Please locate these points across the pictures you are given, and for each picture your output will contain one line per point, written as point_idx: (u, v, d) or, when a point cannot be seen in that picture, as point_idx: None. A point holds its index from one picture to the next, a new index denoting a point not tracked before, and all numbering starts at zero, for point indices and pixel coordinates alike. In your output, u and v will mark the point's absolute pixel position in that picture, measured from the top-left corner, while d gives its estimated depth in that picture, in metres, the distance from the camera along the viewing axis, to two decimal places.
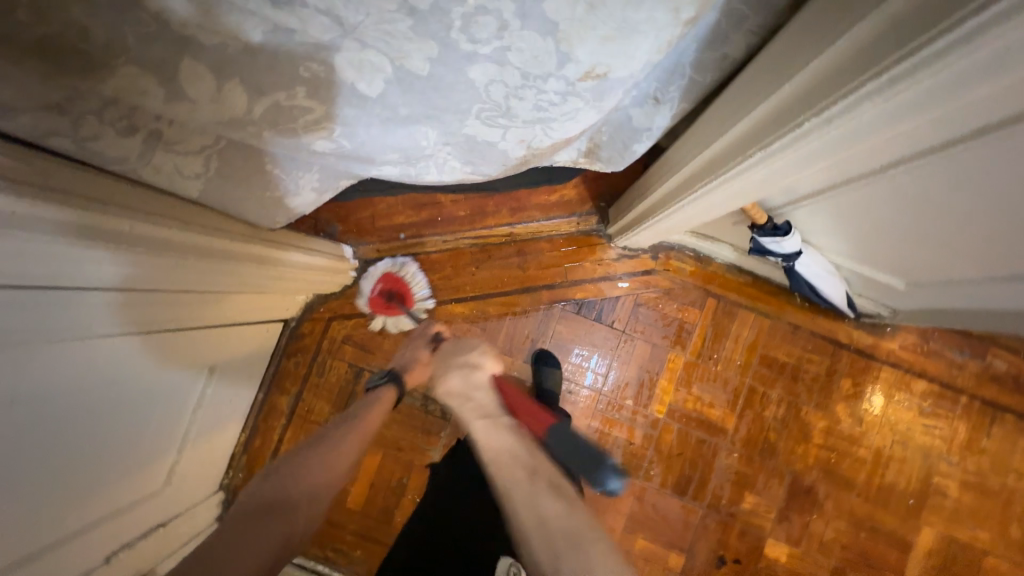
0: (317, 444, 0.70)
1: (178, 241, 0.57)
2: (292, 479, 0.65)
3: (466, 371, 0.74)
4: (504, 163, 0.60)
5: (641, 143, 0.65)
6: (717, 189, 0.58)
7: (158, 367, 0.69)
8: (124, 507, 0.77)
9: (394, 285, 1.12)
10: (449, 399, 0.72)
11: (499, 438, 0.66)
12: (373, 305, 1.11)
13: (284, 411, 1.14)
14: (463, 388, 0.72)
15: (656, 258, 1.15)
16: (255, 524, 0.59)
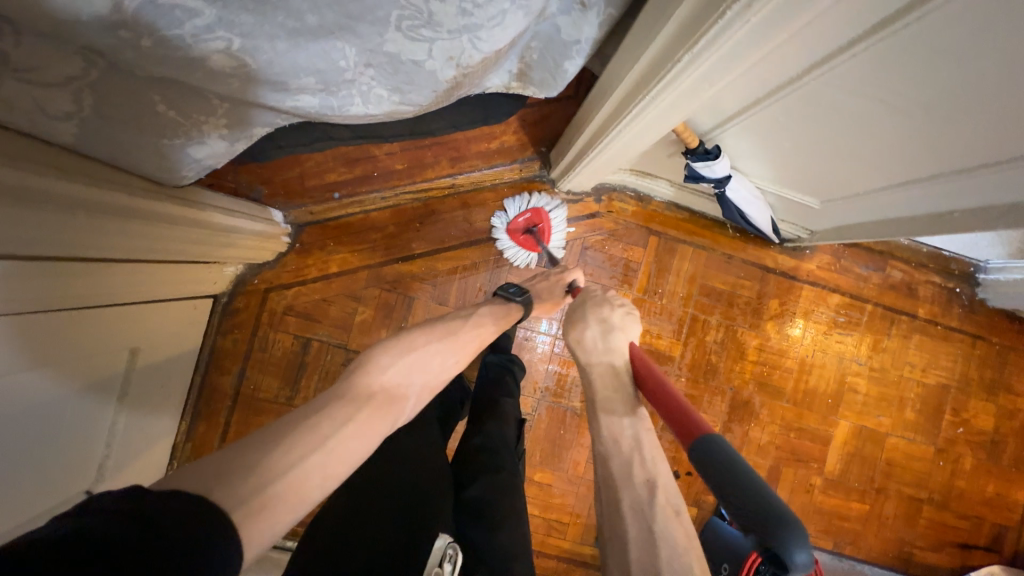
0: (448, 344, 0.75)
1: (57, 193, 0.50)
2: (414, 374, 0.70)
3: (607, 328, 0.73)
4: (435, 88, 0.57)
5: (571, 61, 0.64)
6: (649, 108, 0.60)
7: (63, 350, 0.62)
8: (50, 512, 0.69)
9: (541, 223, 1.10)
10: (590, 358, 0.71)
11: (619, 421, 0.63)
12: (511, 232, 1.10)
13: (228, 392, 1.07)
14: (597, 344, 0.71)
15: (599, 200, 1.17)
16: (374, 409, 0.61)
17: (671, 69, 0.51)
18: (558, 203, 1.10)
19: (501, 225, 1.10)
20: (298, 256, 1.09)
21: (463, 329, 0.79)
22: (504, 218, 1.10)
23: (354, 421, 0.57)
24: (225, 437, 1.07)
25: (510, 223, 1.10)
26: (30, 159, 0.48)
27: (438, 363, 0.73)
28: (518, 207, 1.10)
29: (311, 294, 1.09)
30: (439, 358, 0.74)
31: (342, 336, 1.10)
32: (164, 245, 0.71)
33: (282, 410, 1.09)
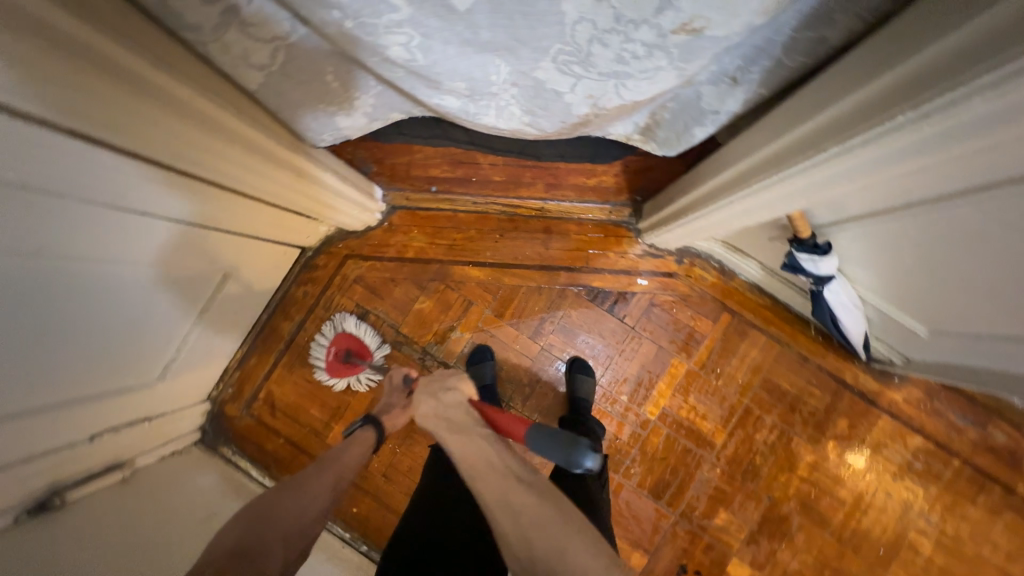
0: (288, 488, 0.66)
1: (224, 125, 0.59)
2: (260, 523, 0.60)
3: (436, 392, 0.68)
4: (564, 118, 0.60)
5: (700, 127, 0.65)
6: (767, 191, 0.59)
7: (173, 254, 0.71)
8: (109, 393, 0.78)
9: (351, 343, 1.12)
10: (425, 424, 0.67)
11: (469, 450, 0.62)
12: (331, 369, 1.11)
13: (284, 337, 1.14)
14: (436, 408, 0.66)
15: (680, 262, 1.13)
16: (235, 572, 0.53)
17: (798, 161, 0.51)
18: (339, 319, 1.12)
19: (321, 368, 1.12)
20: (383, 234, 1.16)
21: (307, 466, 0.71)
22: (320, 362, 1.12)
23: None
24: (268, 377, 1.14)
25: (328, 363, 1.11)
26: (219, 102, 0.57)
27: (302, 504, 0.65)
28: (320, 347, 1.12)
29: (382, 271, 1.15)
30: (306, 496, 0.66)
31: (397, 319, 1.15)
32: (227, 172, 0.64)
33: (324, 369, 1.14)
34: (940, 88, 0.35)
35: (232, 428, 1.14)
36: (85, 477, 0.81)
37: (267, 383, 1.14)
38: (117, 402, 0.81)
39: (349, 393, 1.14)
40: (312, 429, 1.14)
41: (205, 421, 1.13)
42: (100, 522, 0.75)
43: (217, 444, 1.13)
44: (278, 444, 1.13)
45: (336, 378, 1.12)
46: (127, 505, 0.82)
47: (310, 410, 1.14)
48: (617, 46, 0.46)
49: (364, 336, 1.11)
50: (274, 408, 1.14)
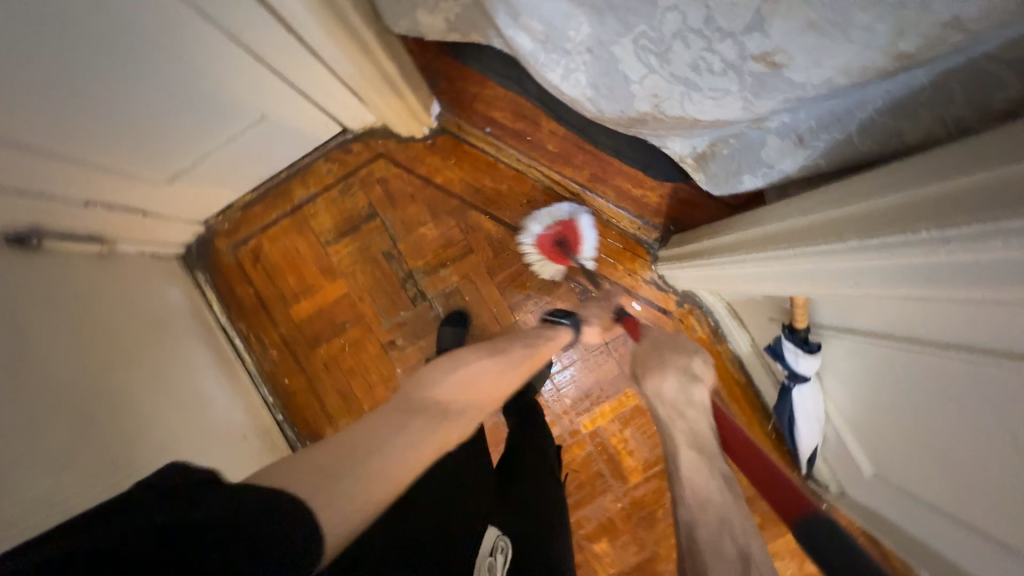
0: (493, 366, 0.78)
1: None
2: (457, 390, 0.71)
3: (684, 382, 0.78)
4: (624, 107, 0.60)
5: (749, 174, 0.63)
6: (779, 258, 0.58)
7: (212, 66, 0.73)
8: (107, 167, 0.81)
9: (572, 233, 1.08)
10: (664, 410, 0.77)
11: (706, 485, 0.66)
12: (537, 244, 1.10)
13: (293, 201, 1.17)
14: (675, 398, 0.77)
15: (680, 304, 1.11)
16: (424, 413, 0.63)
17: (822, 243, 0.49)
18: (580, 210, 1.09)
19: (529, 238, 1.10)
20: (422, 149, 1.15)
21: (505, 355, 0.82)
22: (532, 233, 1.10)
23: (416, 429, 0.58)
24: (263, 230, 1.17)
25: (537, 238, 1.09)
26: None
27: (487, 379, 0.76)
28: (540, 222, 1.10)
29: (406, 183, 1.16)
30: (470, 367, 0.76)
31: (399, 233, 1.16)
32: (319, 39, 0.73)
33: (315, 247, 1.17)
34: (975, 217, 0.33)
35: (213, 260, 1.18)
36: (73, 235, 0.87)
37: (259, 235, 1.17)
38: (118, 179, 0.85)
39: (327, 278, 1.17)
40: (281, 294, 1.17)
41: (194, 242, 1.18)
42: (66, 286, 0.83)
43: (194, 267, 1.17)
44: (245, 293, 1.18)
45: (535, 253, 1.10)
46: (98, 284, 0.90)
47: (286, 277, 1.17)
48: (699, 50, 0.44)
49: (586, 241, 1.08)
50: (256, 259, 1.17)
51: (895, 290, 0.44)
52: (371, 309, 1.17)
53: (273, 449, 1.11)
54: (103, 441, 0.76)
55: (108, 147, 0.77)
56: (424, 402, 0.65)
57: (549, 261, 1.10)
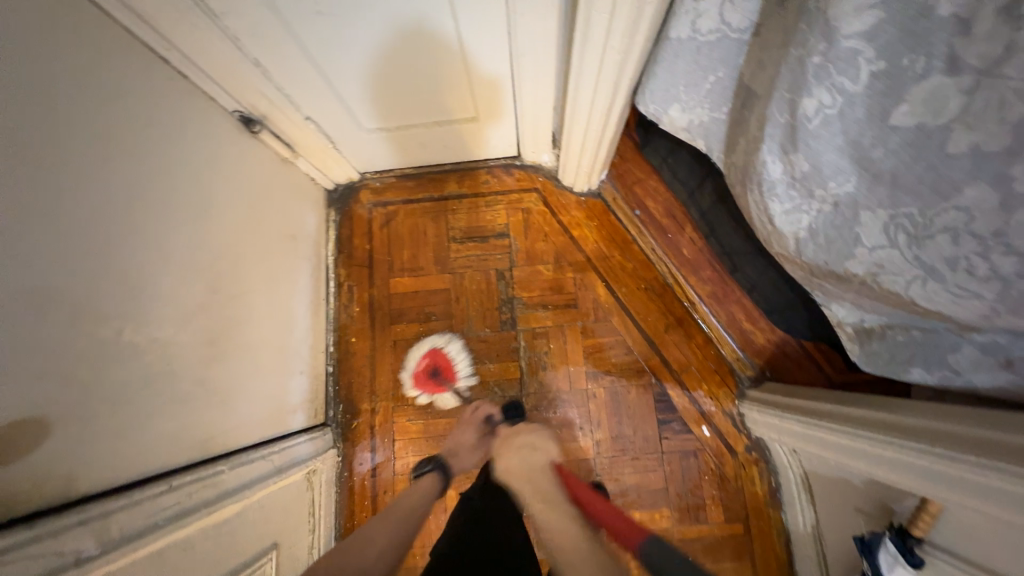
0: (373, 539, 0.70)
1: (609, 61, 0.71)
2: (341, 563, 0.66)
3: (528, 454, 0.89)
4: (832, 261, 0.63)
5: (921, 369, 0.64)
6: (924, 452, 0.59)
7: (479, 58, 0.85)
8: (341, 96, 0.92)
9: (442, 361, 1.16)
10: (522, 481, 0.83)
11: (564, 528, 0.69)
12: (417, 383, 1.16)
13: (442, 191, 1.26)
14: (523, 469, 0.85)
15: (747, 450, 1.10)
16: None
17: (997, 462, 0.49)
18: (456, 342, 1.17)
19: (406, 377, 1.16)
20: (573, 202, 1.24)
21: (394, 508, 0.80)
22: (409, 369, 1.17)
23: None
24: (405, 202, 1.25)
25: (415, 372, 1.16)
26: (648, 36, 0.67)
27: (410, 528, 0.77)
28: (415, 359, 1.17)
29: (546, 223, 1.23)
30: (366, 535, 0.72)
31: (519, 261, 1.21)
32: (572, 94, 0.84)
33: (440, 237, 1.23)
34: None
35: (350, 207, 1.25)
36: (280, 137, 0.97)
37: (399, 205, 1.25)
38: (339, 111, 0.96)
39: (436, 269, 1.21)
40: (390, 262, 1.22)
41: (342, 185, 1.26)
42: (251, 172, 0.90)
43: (331, 204, 1.25)
44: (362, 246, 1.23)
45: (423, 394, 1.15)
46: (273, 183, 0.98)
47: (402, 249, 1.23)
48: (966, 251, 0.47)
49: (460, 360, 1.16)
50: (386, 223, 1.24)
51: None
52: (461, 313, 1.19)
53: (315, 397, 1.09)
54: (218, 322, 0.77)
55: (349, 81, 0.88)
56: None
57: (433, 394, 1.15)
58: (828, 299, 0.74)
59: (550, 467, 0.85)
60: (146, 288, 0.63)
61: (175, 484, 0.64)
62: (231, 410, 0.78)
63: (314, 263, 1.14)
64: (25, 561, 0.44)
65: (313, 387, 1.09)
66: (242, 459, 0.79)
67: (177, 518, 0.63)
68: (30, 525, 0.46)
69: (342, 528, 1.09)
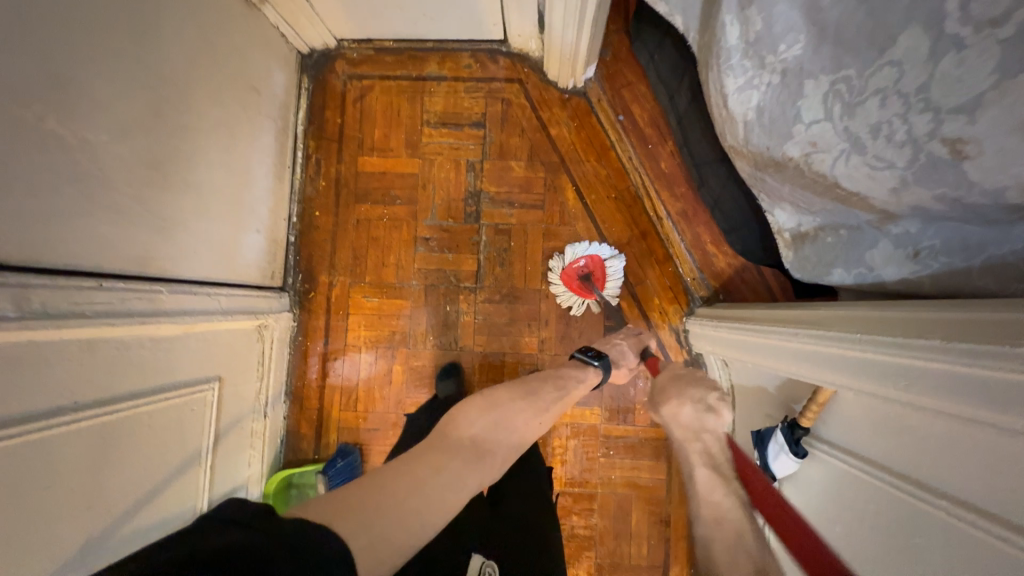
0: (501, 420, 0.78)
1: None
2: (499, 427, 0.77)
3: (699, 410, 0.84)
4: (773, 146, 0.60)
5: (841, 270, 0.64)
6: (832, 339, 0.61)
7: None
8: None
9: (598, 272, 1.11)
10: (676, 427, 0.84)
11: (720, 503, 0.67)
12: (565, 277, 1.12)
13: (421, 71, 1.20)
14: (692, 425, 0.82)
15: (683, 365, 1.14)
16: (466, 453, 0.70)
17: (892, 336, 0.51)
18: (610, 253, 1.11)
19: (558, 267, 1.12)
20: (555, 99, 1.19)
21: (543, 390, 0.86)
22: (560, 263, 1.12)
23: (456, 471, 0.66)
24: (383, 78, 1.20)
25: (566, 268, 1.11)
26: None
27: (518, 424, 0.80)
28: (568, 258, 1.12)
29: (526, 118, 1.19)
30: (517, 426, 0.80)
31: (492, 154, 1.18)
32: None
33: (415, 119, 1.19)
34: None
35: (325, 75, 1.20)
36: None
37: (376, 81, 1.20)
38: None
39: (407, 152, 1.19)
40: (362, 139, 1.19)
41: (319, 50, 1.20)
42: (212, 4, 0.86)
43: (305, 70, 1.20)
44: (334, 119, 1.20)
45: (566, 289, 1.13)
46: (236, 25, 0.93)
47: (376, 128, 1.20)
48: (891, 113, 0.44)
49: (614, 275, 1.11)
50: (360, 98, 1.20)
51: (936, 405, 0.47)
52: (426, 199, 1.18)
53: (272, 260, 1.12)
54: (163, 147, 0.77)
55: None
56: (457, 444, 0.71)
57: (576, 294, 1.12)
58: (772, 204, 0.71)
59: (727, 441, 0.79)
60: (78, 84, 0.61)
61: (106, 286, 0.67)
62: (176, 241, 0.81)
63: (280, 126, 1.12)
64: None
65: (271, 249, 1.11)
66: (185, 288, 0.82)
67: (104, 316, 0.66)
68: None
69: (292, 385, 1.16)
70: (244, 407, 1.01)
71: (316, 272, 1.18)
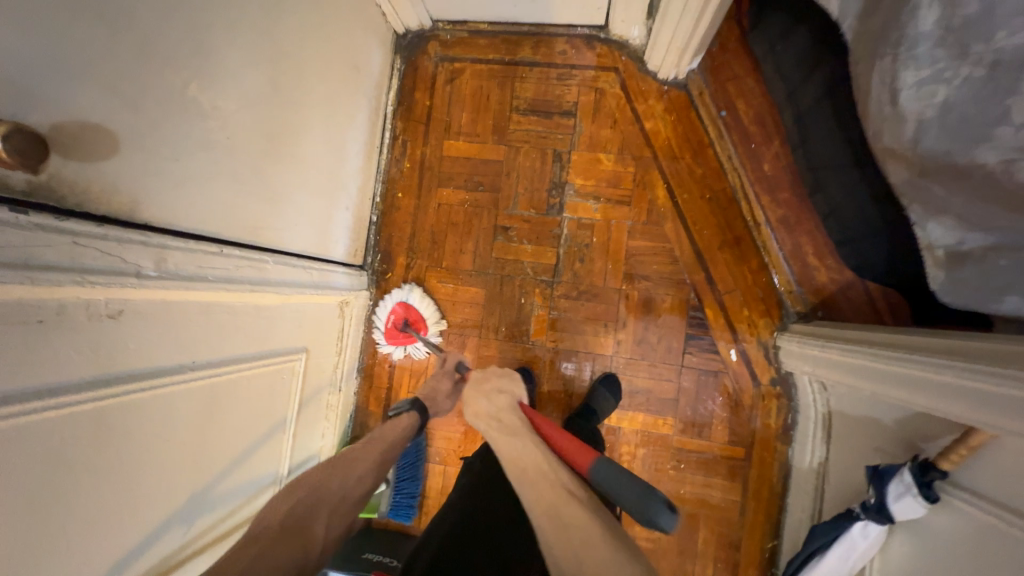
0: (336, 468, 0.69)
1: None
2: (314, 494, 0.64)
3: (490, 397, 0.77)
4: (957, 149, 0.52)
5: (1019, 298, 0.53)
6: (999, 374, 0.53)
7: None
8: None
9: (412, 314, 1.14)
10: (480, 421, 0.74)
11: (520, 452, 0.65)
12: (388, 336, 1.13)
13: (514, 55, 1.17)
14: (490, 414, 0.74)
15: (770, 382, 1.06)
16: (289, 529, 0.58)
17: None
18: (410, 290, 1.15)
19: (377, 331, 1.14)
20: (653, 90, 1.13)
21: (355, 448, 0.74)
22: (380, 325, 1.14)
23: (244, 553, 0.53)
24: (473, 61, 1.18)
25: (386, 329, 1.13)
26: None
27: (352, 477, 0.69)
28: (383, 313, 1.15)
29: (619, 109, 1.13)
30: (339, 472, 0.69)
31: (580, 145, 1.14)
32: None
33: (504, 105, 1.17)
34: None
35: (418, 57, 1.20)
36: None
37: (467, 63, 1.18)
38: None
39: (493, 138, 1.17)
40: (449, 122, 1.18)
41: (413, 31, 1.20)
42: None
43: (398, 51, 1.20)
44: (423, 101, 1.19)
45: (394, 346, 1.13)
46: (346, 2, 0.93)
47: (464, 111, 1.18)
48: None
49: (425, 309, 1.14)
50: (451, 80, 1.18)
51: None
52: (508, 187, 1.16)
53: (356, 238, 1.13)
54: (276, 120, 0.77)
55: None
56: (270, 521, 0.59)
57: (399, 346, 1.13)
58: (924, 217, 0.60)
59: (516, 408, 0.74)
60: (217, 52, 0.62)
61: (226, 252, 0.69)
62: (281, 212, 0.82)
63: (373, 105, 1.12)
64: (93, 252, 0.50)
65: (356, 228, 1.13)
66: (286, 260, 0.83)
67: (224, 281, 0.69)
68: (99, 223, 0.51)
69: (363, 362, 1.18)
70: (324, 379, 1.04)
71: (396, 253, 1.18)
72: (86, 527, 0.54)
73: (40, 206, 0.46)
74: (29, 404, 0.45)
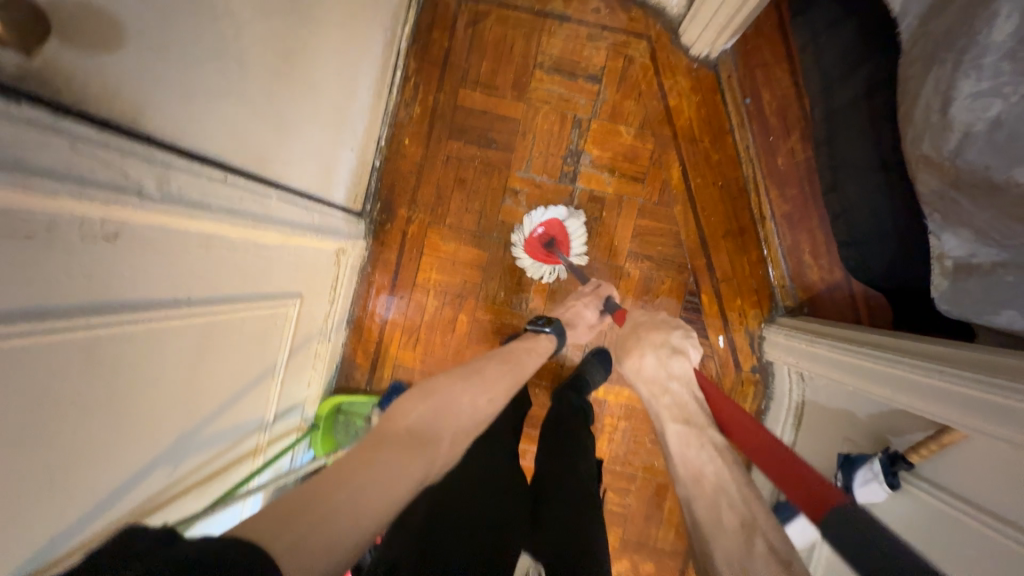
0: (461, 391, 0.71)
1: None
2: (439, 415, 0.66)
3: (663, 357, 0.75)
4: (998, 166, 0.55)
5: (1015, 312, 0.57)
6: (982, 382, 0.58)
7: None
8: None
9: (561, 234, 1.07)
10: (646, 387, 0.73)
11: (696, 456, 0.60)
12: (527, 246, 1.07)
13: (544, 6, 1.09)
14: (657, 377, 0.73)
15: (750, 369, 1.12)
16: (408, 441, 0.58)
17: None
18: (574, 213, 1.07)
19: (517, 240, 1.08)
20: (682, 66, 1.10)
21: (490, 370, 0.78)
22: (521, 234, 1.08)
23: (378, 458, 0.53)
24: (501, 5, 1.09)
25: (527, 238, 1.07)
26: None
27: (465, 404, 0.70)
28: (531, 225, 1.07)
29: (645, 81, 1.10)
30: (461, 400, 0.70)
31: (602, 114, 1.10)
32: None
33: (527, 58, 1.10)
34: None
35: None
36: None
37: (494, 7, 1.09)
38: None
39: (513, 93, 1.10)
40: (467, 69, 1.10)
41: None
42: None
43: None
44: (440, 41, 1.10)
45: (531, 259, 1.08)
46: None
47: (484, 59, 1.10)
48: None
49: (579, 233, 1.07)
50: (473, 22, 1.10)
51: None
52: (523, 148, 1.11)
53: (357, 182, 1.06)
54: (292, 36, 0.69)
55: None
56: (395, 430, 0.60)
57: (540, 263, 1.08)
58: (942, 226, 0.63)
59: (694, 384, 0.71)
60: None
61: (230, 180, 0.62)
62: (286, 143, 0.75)
63: (388, 38, 1.03)
64: (90, 161, 0.43)
65: (358, 171, 1.05)
66: (289, 196, 0.77)
67: (226, 212, 0.62)
68: (100, 128, 0.44)
69: (353, 313, 1.13)
70: (314, 328, 0.99)
71: (396, 203, 1.12)
72: (76, 460, 0.50)
73: (37, 99, 0.39)
74: (28, 325, 0.41)
